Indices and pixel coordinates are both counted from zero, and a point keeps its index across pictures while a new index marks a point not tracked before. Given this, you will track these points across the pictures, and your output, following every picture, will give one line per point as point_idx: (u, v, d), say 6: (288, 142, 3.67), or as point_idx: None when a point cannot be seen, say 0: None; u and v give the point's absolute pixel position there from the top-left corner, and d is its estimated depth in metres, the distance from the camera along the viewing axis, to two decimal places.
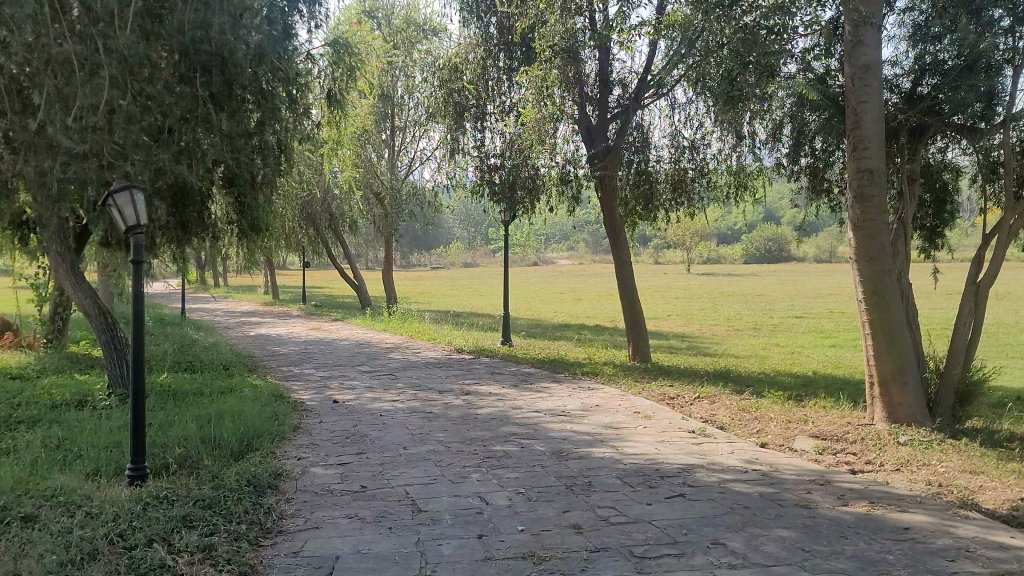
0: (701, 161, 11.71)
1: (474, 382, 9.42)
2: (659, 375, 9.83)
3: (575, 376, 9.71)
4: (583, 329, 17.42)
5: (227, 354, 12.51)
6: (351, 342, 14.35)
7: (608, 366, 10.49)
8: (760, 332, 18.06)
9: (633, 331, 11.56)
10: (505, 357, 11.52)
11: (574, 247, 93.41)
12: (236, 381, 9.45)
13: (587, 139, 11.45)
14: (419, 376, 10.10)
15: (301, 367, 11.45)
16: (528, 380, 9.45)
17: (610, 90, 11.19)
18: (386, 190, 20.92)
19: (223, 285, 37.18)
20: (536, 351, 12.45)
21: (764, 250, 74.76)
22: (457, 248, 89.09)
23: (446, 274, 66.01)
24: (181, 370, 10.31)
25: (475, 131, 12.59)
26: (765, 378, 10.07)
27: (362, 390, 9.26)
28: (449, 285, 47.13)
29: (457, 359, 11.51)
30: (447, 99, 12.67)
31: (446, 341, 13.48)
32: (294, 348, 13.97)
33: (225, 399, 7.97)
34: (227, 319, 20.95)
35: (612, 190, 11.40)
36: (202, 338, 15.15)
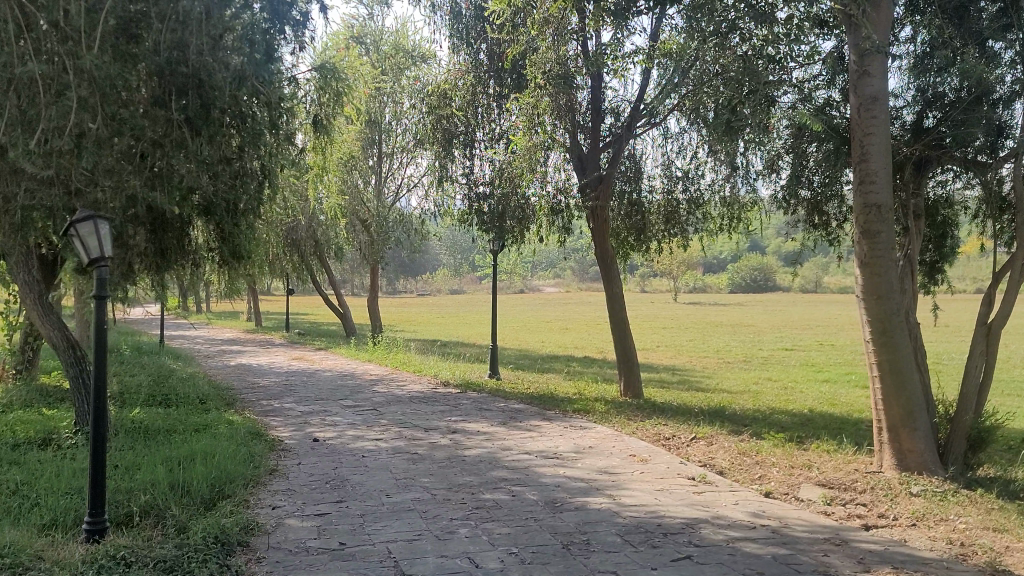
0: (694, 193, 11.49)
1: (461, 420, 9.06)
2: (652, 412, 9.51)
3: (566, 413, 9.36)
4: (572, 361, 17.09)
5: (205, 386, 12.09)
6: (334, 374, 13.94)
7: (599, 403, 10.13)
8: (752, 365, 17.77)
9: (625, 366, 11.23)
10: (493, 392, 11.16)
11: (560, 274, 93.28)
12: (212, 417, 9.03)
13: (579, 168, 11.18)
14: (404, 412, 9.72)
15: (282, 401, 11.06)
16: (517, 418, 9.10)
17: (603, 118, 10.95)
18: (373, 217, 20.64)
19: (204, 312, 36.65)
20: (525, 385, 12.10)
21: (750, 279, 74.81)
22: (443, 275, 88.67)
23: (432, 302, 65.60)
24: (156, 404, 9.90)
25: (464, 159, 12.33)
26: (762, 416, 9.74)
27: (344, 427, 8.87)
28: (433, 313, 46.71)
29: (444, 393, 11.14)
30: (436, 126, 12.42)
31: (432, 373, 13.11)
32: (275, 379, 13.57)
33: (199, 439, 7.56)
34: (207, 347, 20.48)
35: (604, 221, 11.09)
36: (180, 368, 14.72)
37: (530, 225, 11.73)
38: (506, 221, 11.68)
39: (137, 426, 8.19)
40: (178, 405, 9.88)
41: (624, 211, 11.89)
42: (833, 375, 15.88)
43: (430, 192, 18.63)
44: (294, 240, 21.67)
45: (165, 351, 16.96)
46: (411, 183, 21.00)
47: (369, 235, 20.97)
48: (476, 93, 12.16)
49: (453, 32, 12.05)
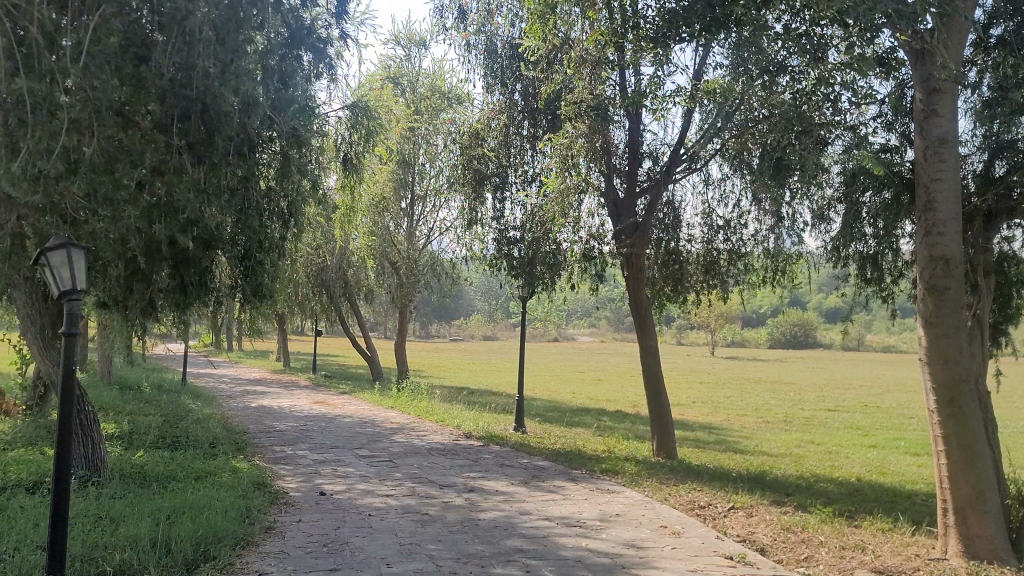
0: (736, 243, 10.92)
1: (481, 477, 8.46)
2: (686, 476, 8.82)
3: (593, 473, 8.72)
4: (603, 416, 16.38)
5: (219, 428, 11.63)
6: (354, 420, 13.43)
7: (629, 463, 9.46)
8: (792, 426, 16.92)
9: (657, 425, 10.57)
10: (518, 446, 10.55)
11: (595, 324, 92.40)
12: (217, 464, 8.53)
13: (614, 214, 10.59)
14: (420, 466, 9.15)
15: (295, 448, 10.54)
16: (540, 476, 8.49)
17: (641, 162, 10.44)
18: (403, 260, 20.30)
19: (235, 352, 36.51)
20: (551, 440, 11.46)
21: (789, 334, 73.33)
22: (476, 321, 88.25)
23: (464, 348, 65.06)
24: (162, 447, 9.43)
25: (495, 202, 11.89)
26: (805, 485, 8.99)
27: (355, 480, 8.32)
28: (465, 360, 46.18)
29: (465, 446, 10.56)
30: (467, 167, 12.04)
31: (455, 423, 12.53)
32: (292, 424, 13.07)
33: (195, 489, 7.05)
34: (231, 387, 20.09)
35: (641, 270, 10.47)
36: (198, 408, 14.28)
37: (563, 271, 11.05)
38: (536, 266, 11.17)
39: (136, 471, 7.73)
40: (184, 449, 9.42)
41: (661, 260, 11.33)
42: (880, 440, 14.98)
43: (462, 236, 18.27)
44: (324, 280, 21.37)
45: (186, 390, 16.61)
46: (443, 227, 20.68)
47: (399, 277, 20.60)
48: (509, 134, 11.78)
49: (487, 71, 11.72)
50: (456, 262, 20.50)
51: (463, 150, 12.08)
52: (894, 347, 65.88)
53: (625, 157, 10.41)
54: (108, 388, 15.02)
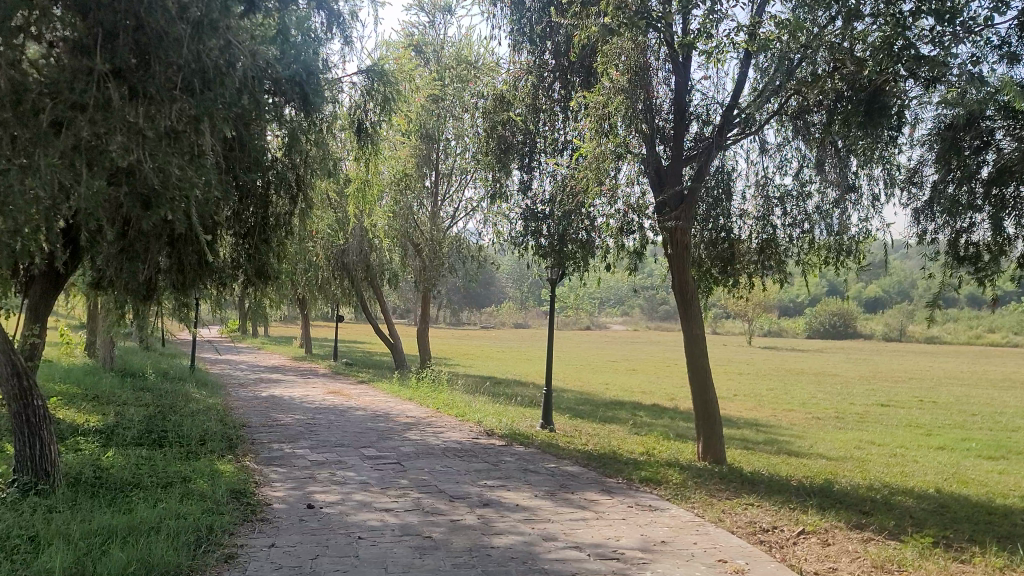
0: (795, 219, 9.65)
1: (498, 487, 7.21)
2: (741, 488, 7.53)
3: (632, 484, 7.44)
4: (639, 410, 15.09)
5: (215, 422, 10.52)
6: (367, 413, 12.27)
7: (673, 470, 8.18)
8: (846, 424, 15.49)
9: (707, 428, 9.28)
10: (545, 447, 9.30)
11: (628, 312, 91.11)
12: (196, 467, 7.33)
13: (655, 184, 9.16)
14: (431, 471, 7.92)
15: (295, 446, 9.40)
16: (568, 487, 7.22)
17: (687, 124, 9.15)
18: (426, 241, 19.18)
19: (260, 338, 35.77)
20: (583, 440, 10.20)
21: (829, 324, 71.23)
22: (508, 309, 87.17)
23: (493, 336, 63.96)
24: (142, 446, 8.31)
25: (521, 172, 10.66)
26: (881, 499, 7.64)
27: (353, 488, 7.12)
28: (493, 349, 45.10)
29: (484, 446, 9.33)
30: (490, 133, 10.81)
31: (476, 418, 11.31)
32: (300, 417, 11.96)
33: (156, 505, 5.82)
34: (244, 375, 19.07)
35: (687, 248, 9.03)
36: (201, 398, 13.23)
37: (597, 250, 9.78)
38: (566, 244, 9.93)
39: (94, 477, 6.52)
40: (167, 448, 8.32)
41: (709, 237, 10.04)
42: (949, 441, 13.51)
43: (488, 215, 17.06)
44: (344, 263, 20.26)
45: (194, 378, 15.62)
46: (469, 207, 19.54)
47: (422, 260, 19.43)
48: (537, 96, 10.55)
49: (513, 26, 10.45)
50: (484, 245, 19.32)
51: (487, 115, 10.85)
52: (938, 339, 63.60)
53: (669, 119, 9.10)
54: (109, 376, 14.06)
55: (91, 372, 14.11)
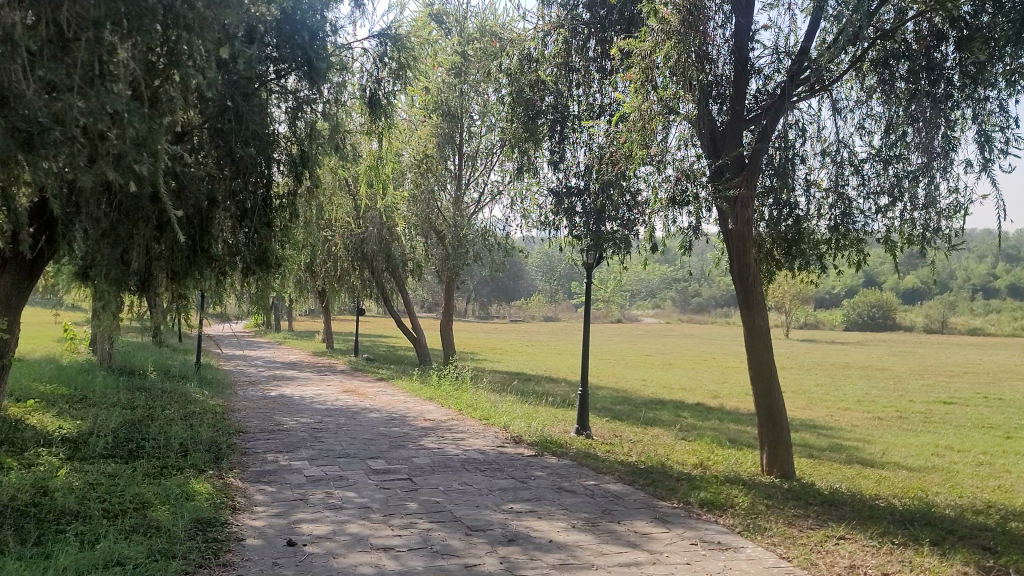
0: (873, 190, 8.25)
1: (527, 515, 5.86)
2: (825, 517, 6.14)
3: (690, 511, 6.06)
4: (683, 411, 13.69)
5: (207, 427, 9.31)
6: (381, 416, 11.01)
7: (738, 491, 6.78)
8: (913, 425, 13.98)
9: (773, 439, 7.89)
10: (582, 458, 7.93)
11: (660, 305, 89.42)
12: (163, 489, 6.08)
13: (711, 150, 7.76)
14: (446, 492, 6.59)
15: (293, 457, 8.15)
16: (613, 515, 5.85)
17: (748, 78, 7.80)
18: (449, 228, 17.96)
19: (283, 333, 34.85)
20: (626, 449, 8.82)
21: (868, 316, 69.06)
22: (538, 302, 85.78)
23: (522, 330, 62.67)
24: (110, 461, 7.09)
25: (552, 143, 9.34)
26: (998, 527, 6.21)
27: (349, 515, 5.82)
28: (521, 343, 43.81)
29: (511, 458, 7.98)
30: (516, 99, 9.51)
31: (502, 423, 9.97)
32: (307, 420, 10.72)
33: (89, 549, 4.55)
34: (258, 371, 17.95)
35: (749, 224, 7.58)
36: (201, 399, 12.05)
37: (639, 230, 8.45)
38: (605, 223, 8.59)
39: (29, 505, 5.28)
40: (139, 462, 7.10)
41: (772, 214, 8.64)
42: None
43: (516, 198, 15.79)
44: (363, 252, 19.05)
45: (199, 376, 14.48)
46: (496, 190, 18.29)
47: (445, 249, 18.28)
48: (569, 54, 9.21)
49: None
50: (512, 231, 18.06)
51: (512, 77, 9.51)
52: (985, 331, 61.24)
53: (728, 69, 7.75)
54: (106, 374, 12.93)
55: (86, 371, 13.02)
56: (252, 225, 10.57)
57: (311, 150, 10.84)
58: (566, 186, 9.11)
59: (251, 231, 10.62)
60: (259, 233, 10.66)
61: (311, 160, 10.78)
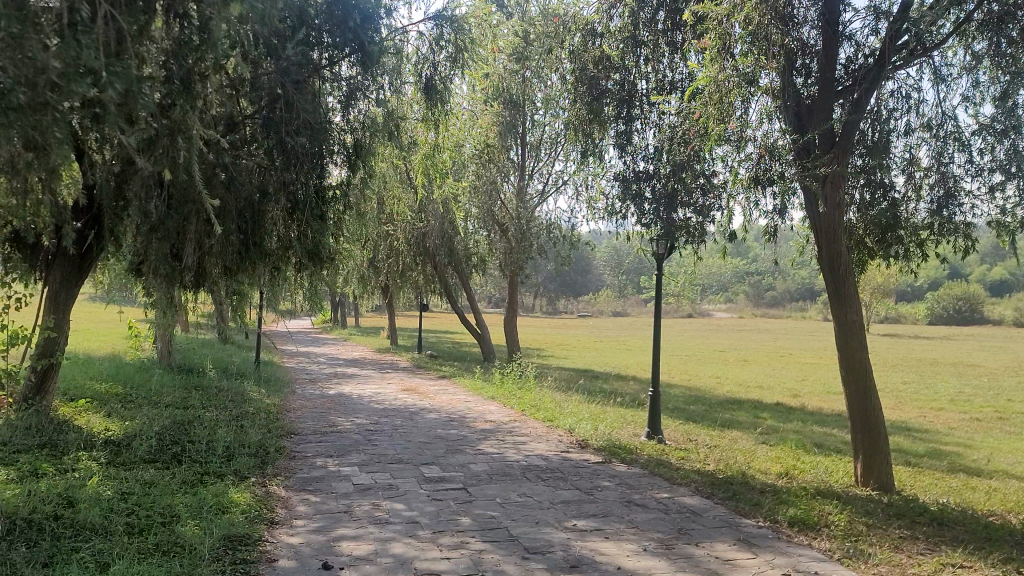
0: (982, 167, 7.36)
1: (593, 534, 5.21)
2: (937, 540, 5.34)
3: (779, 531, 5.32)
4: (762, 411, 12.82)
5: (257, 428, 8.90)
6: (440, 417, 10.47)
7: (833, 508, 6.00)
8: (1018, 428, 12.81)
9: (869, 447, 7.08)
10: (654, 467, 7.22)
11: (732, 299, 87.34)
12: (198, 499, 5.63)
13: (797, 124, 6.98)
14: (503, 505, 5.97)
15: (343, 462, 7.64)
16: (691, 536, 5.16)
17: (839, 44, 7.01)
18: (512, 220, 17.40)
19: (349, 330, 34.76)
20: (702, 456, 8.07)
21: (953, 309, 65.93)
22: (605, 296, 84.69)
23: (590, 325, 61.79)
24: (149, 467, 6.69)
25: (618, 124, 8.64)
26: None
27: (395, 531, 5.26)
28: (589, 338, 42.99)
29: (576, 466, 7.33)
30: (578, 78, 8.83)
31: (567, 425, 9.32)
32: (362, 421, 10.25)
33: (100, 574, 4.07)
34: (319, 369, 17.66)
35: (841, 204, 6.78)
36: (257, 397, 11.72)
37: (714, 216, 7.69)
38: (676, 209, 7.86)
39: (49, 518, 4.86)
40: (179, 468, 6.68)
41: (864, 197, 7.82)
42: None
43: (582, 188, 15.13)
44: (425, 247, 18.52)
45: (258, 373, 14.19)
46: (561, 180, 17.65)
47: (508, 242, 17.64)
48: (637, 27, 8.44)
49: None
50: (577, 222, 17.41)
51: (575, 54, 8.80)
52: None
53: (816, 36, 6.97)
54: (163, 373, 12.72)
55: (143, 369, 12.83)
56: (303, 218, 10.07)
57: (364, 138, 10.44)
58: (634, 171, 8.40)
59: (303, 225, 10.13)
60: (312, 227, 10.18)
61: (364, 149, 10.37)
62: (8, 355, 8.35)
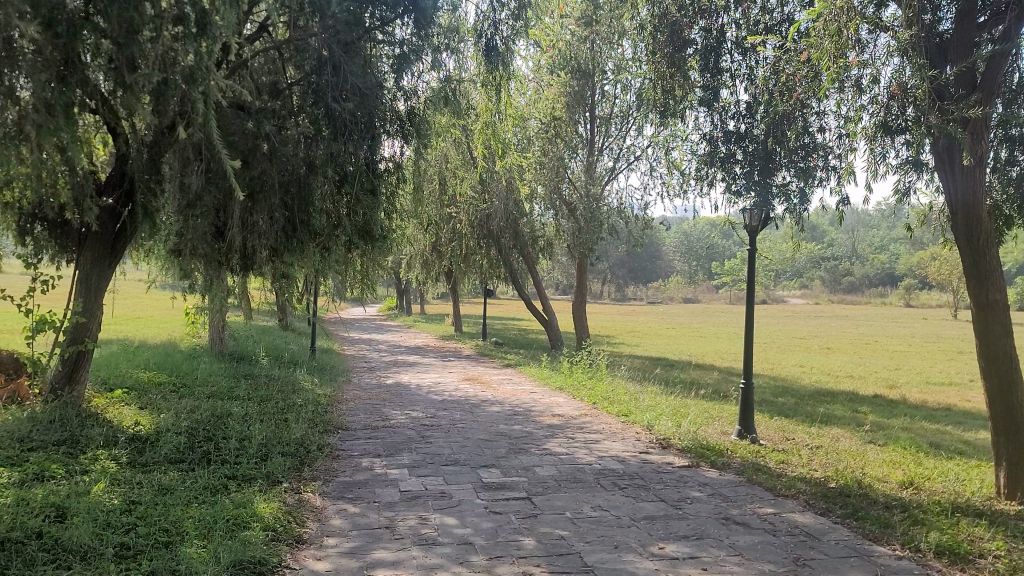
0: None
1: (687, 564, 4.17)
2: None
3: (926, 566, 4.19)
4: (862, 405, 11.52)
5: (300, 422, 8.08)
6: (503, 410, 9.53)
7: (985, 532, 4.82)
8: None
9: (1017, 453, 5.84)
10: (752, 473, 6.12)
11: (807, 284, 84.45)
12: (214, 511, 4.78)
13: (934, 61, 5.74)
14: (574, 522, 4.97)
15: (391, 463, 6.74)
16: (813, 570, 4.07)
17: None
18: (581, 199, 16.36)
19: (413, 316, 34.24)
20: (806, 460, 6.91)
21: None
22: (675, 282, 82.79)
23: (659, 311, 60.21)
24: (172, 471, 5.89)
25: (704, 78, 7.53)
26: None
27: (443, 556, 4.31)
28: (659, 324, 41.58)
29: (658, 472, 6.27)
30: (658, 26, 7.73)
31: (645, 421, 8.26)
32: (418, 414, 9.36)
33: None
34: (380, 357, 16.92)
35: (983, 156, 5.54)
36: (308, 387, 10.95)
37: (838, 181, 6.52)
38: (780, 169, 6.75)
39: (28, 537, 4.07)
40: (204, 472, 5.86)
41: (1005, 156, 6.55)
42: None
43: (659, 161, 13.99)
44: (489, 230, 17.58)
45: (313, 362, 13.49)
46: (633, 155, 16.52)
47: (576, 222, 16.50)
48: None
49: None
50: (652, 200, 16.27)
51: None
52: None
53: None
54: (213, 361, 12.07)
55: (194, 357, 12.22)
56: (353, 192, 9.08)
57: (416, 103, 9.63)
58: (722, 128, 7.29)
59: (352, 200, 9.14)
60: (363, 202, 9.18)
61: (418, 115, 9.54)
62: (33, 342, 7.69)
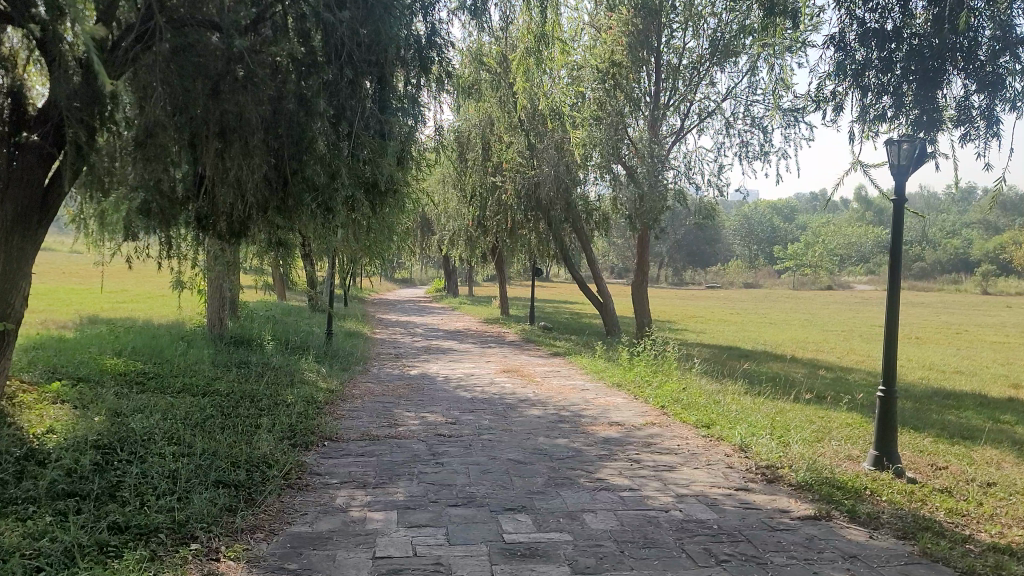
0: None
1: None
2: None
3: None
4: (1003, 412, 9.11)
5: (274, 432, 6.06)
6: (545, 415, 7.44)
7: None
8: None
9: None
10: (926, 538, 3.91)
11: None
12: None
13: None
14: None
15: (378, 497, 4.71)
16: None
17: None
18: (643, 160, 13.88)
19: (458, 299, 32.38)
20: (989, 510, 4.64)
21: None
22: (736, 267, 79.51)
23: (718, 297, 57.36)
24: (42, 515, 3.94)
25: None
26: None
27: None
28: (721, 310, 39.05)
29: (771, 530, 4.09)
30: None
31: (736, 438, 6.08)
32: (436, 417, 7.33)
33: None
34: (412, 342, 14.97)
35: None
36: (310, 379, 8.98)
37: None
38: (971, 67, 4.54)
39: None
40: (85, 518, 3.90)
41: None
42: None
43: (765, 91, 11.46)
44: (537, 201, 15.44)
45: (328, 348, 11.56)
46: (706, 110, 14.21)
47: (637, 187, 13.94)
48: None
49: None
50: (738, 155, 13.98)
51: None
52: None
53: None
54: (205, 347, 10.20)
55: (184, 341, 10.38)
56: (354, 132, 6.61)
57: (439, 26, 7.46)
58: (859, 24, 5.08)
59: (353, 143, 6.62)
60: (366, 146, 6.62)
61: (442, 37, 7.36)
62: None
